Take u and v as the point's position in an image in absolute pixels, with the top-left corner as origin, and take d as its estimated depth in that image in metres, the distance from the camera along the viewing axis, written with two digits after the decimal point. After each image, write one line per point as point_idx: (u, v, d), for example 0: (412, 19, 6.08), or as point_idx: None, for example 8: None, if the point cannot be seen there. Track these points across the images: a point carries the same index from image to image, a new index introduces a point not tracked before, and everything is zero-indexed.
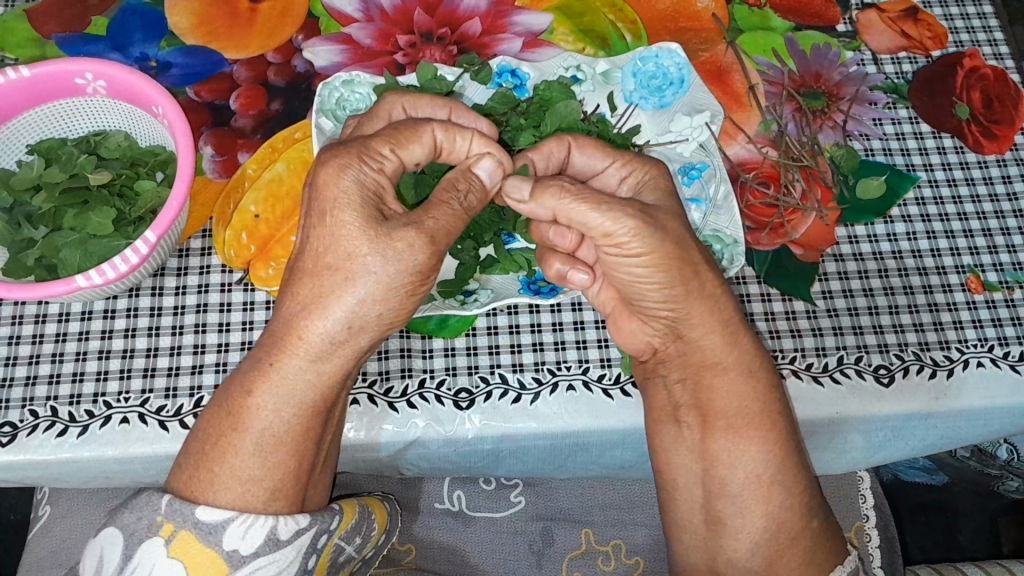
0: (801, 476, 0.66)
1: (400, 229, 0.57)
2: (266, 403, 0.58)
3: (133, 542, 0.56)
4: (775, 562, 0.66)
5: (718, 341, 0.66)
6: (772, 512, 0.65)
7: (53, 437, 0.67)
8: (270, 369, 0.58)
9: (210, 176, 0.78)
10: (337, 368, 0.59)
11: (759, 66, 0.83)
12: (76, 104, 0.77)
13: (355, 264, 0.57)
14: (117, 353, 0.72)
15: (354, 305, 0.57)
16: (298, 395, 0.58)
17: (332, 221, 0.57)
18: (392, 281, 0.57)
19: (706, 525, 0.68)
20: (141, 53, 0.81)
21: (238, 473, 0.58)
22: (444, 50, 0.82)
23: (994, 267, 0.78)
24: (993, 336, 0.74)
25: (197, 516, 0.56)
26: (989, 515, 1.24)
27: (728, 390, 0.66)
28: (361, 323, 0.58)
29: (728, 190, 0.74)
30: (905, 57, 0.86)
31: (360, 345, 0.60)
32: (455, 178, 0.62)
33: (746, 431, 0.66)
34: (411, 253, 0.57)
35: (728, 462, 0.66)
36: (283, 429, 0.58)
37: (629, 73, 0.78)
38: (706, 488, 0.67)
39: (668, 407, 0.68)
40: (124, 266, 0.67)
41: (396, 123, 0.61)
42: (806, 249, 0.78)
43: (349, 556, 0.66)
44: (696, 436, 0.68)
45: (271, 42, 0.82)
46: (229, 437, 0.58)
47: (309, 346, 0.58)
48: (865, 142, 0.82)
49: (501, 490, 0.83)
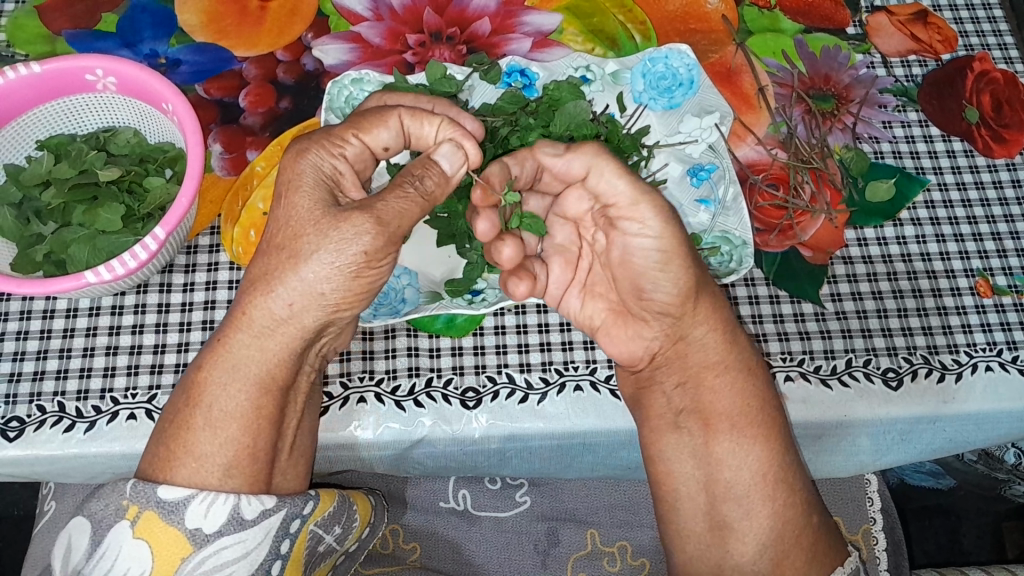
0: (801, 479, 0.66)
1: (347, 213, 0.57)
2: (214, 378, 0.59)
3: (102, 527, 0.56)
4: (781, 563, 0.65)
5: (717, 340, 0.67)
6: (777, 511, 0.65)
7: (60, 433, 0.67)
8: (218, 346, 0.59)
9: (219, 174, 0.78)
10: (282, 346, 0.59)
11: (769, 67, 0.83)
12: (86, 101, 0.77)
13: (300, 244, 0.57)
14: (125, 350, 0.72)
15: (298, 283, 0.58)
16: (243, 369, 0.59)
17: (287, 202, 0.59)
18: (335, 261, 0.57)
19: (710, 531, 0.67)
20: (151, 50, 0.81)
21: (193, 449, 0.58)
22: (454, 49, 0.82)
23: (1004, 271, 0.77)
24: (1002, 340, 0.74)
25: (160, 496, 0.56)
26: (993, 520, 1.24)
27: (732, 390, 0.67)
28: (303, 303, 0.58)
29: (736, 191, 0.75)
30: (915, 60, 0.86)
31: (305, 325, 0.59)
32: (411, 165, 0.61)
33: (747, 430, 0.66)
34: (356, 237, 0.57)
35: (731, 464, 0.66)
36: (233, 405, 0.59)
37: (639, 73, 0.78)
38: (710, 496, 0.67)
39: (667, 414, 0.68)
40: (134, 262, 0.67)
41: (366, 109, 0.63)
42: (814, 251, 0.77)
43: (329, 545, 0.65)
44: (698, 440, 0.67)
45: (282, 41, 0.82)
46: (185, 412, 0.59)
47: (252, 322, 0.59)
48: (874, 145, 0.82)
49: (507, 489, 0.83)
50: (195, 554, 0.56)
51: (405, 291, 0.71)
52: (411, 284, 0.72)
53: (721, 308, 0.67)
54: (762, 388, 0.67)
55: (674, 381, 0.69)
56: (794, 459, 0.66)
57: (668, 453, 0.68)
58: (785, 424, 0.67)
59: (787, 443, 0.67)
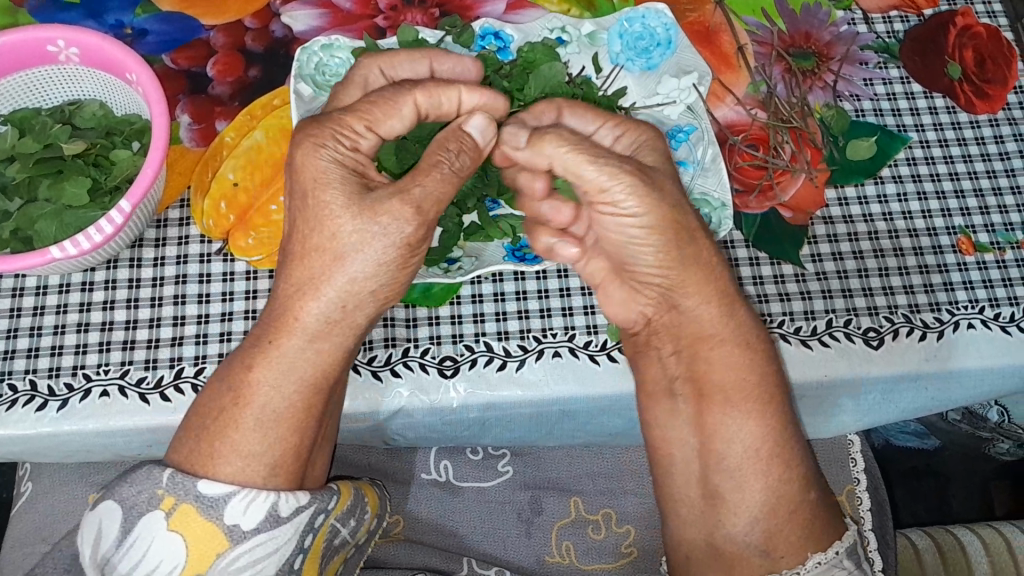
0: (798, 449, 0.64)
1: (384, 203, 0.57)
2: (266, 379, 0.58)
3: (133, 514, 0.55)
4: (772, 537, 0.63)
5: (710, 313, 0.65)
6: (772, 485, 0.63)
7: (32, 411, 0.66)
8: (269, 348, 0.58)
9: (187, 145, 0.76)
10: (335, 348, 0.59)
11: (748, 26, 0.81)
12: (50, 73, 0.75)
13: (341, 245, 0.58)
14: (96, 326, 0.70)
15: (346, 281, 0.58)
16: (297, 371, 0.58)
17: (317, 202, 0.58)
18: (384, 256, 0.58)
19: (703, 499, 0.65)
20: (116, 20, 0.79)
21: (239, 447, 0.57)
22: (427, 13, 0.80)
23: (986, 228, 0.77)
24: (984, 298, 0.73)
25: (199, 489, 0.55)
26: (981, 479, 1.22)
27: (727, 362, 0.65)
28: (355, 302, 0.59)
29: (716, 152, 0.73)
30: (897, 16, 0.84)
31: (357, 324, 0.60)
32: (445, 138, 0.61)
33: (741, 404, 0.64)
34: (399, 227, 0.57)
35: (725, 436, 0.64)
36: (283, 405, 0.58)
37: (616, 34, 0.76)
38: (703, 460, 0.65)
39: (662, 382, 0.68)
40: (99, 236, 0.66)
41: (373, 94, 0.61)
42: (795, 212, 0.76)
43: (343, 540, 0.62)
44: (691, 408, 0.66)
45: (249, 8, 0.80)
46: (231, 411, 0.58)
47: (306, 327, 0.58)
48: (855, 103, 0.80)
49: (489, 459, 0.82)
50: (230, 551, 0.55)
51: None
52: None
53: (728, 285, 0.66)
54: (768, 371, 0.65)
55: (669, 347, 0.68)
56: (795, 440, 0.64)
57: (660, 416, 0.68)
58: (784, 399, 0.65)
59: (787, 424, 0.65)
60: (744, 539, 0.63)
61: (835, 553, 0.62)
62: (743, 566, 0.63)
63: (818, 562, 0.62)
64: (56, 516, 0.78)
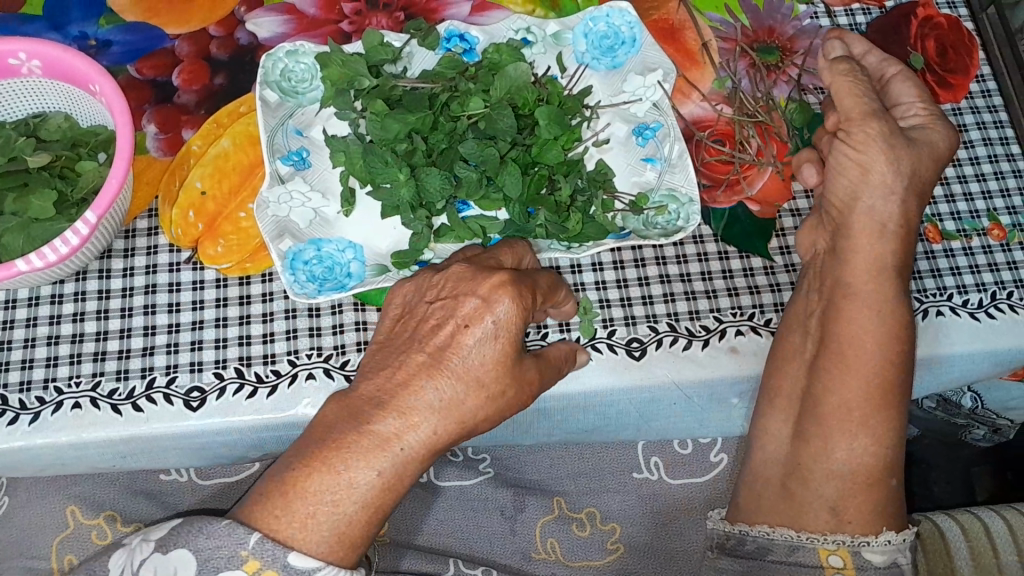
0: (896, 416, 0.66)
1: (527, 368, 0.61)
2: (377, 470, 0.56)
3: (208, 568, 0.52)
4: (845, 499, 0.65)
5: (866, 264, 0.67)
6: (855, 441, 0.65)
7: (4, 426, 0.66)
8: (388, 440, 0.56)
9: (154, 155, 0.76)
10: (433, 454, 0.59)
11: (711, 23, 0.82)
12: (13, 86, 0.74)
13: (484, 385, 0.58)
14: (66, 338, 0.70)
15: (473, 410, 0.59)
16: (404, 469, 0.57)
17: (485, 344, 0.59)
18: (507, 402, 0.60)
19: (792, 439, 0.68)
20: (80, 32, 0.79)
21: (331, 523, 0.55)
22: (392, 16, 0.81)
23: (952, 216, 0.77)
24: (952, 285, 0.74)
25: (289, 559, 0.53)
26: (962, 465, 1.18)
27: (860, 323, 0.66)
28: (468, 425, 0.59)
29: (682, 149, 0.75)
30: (859, 9, 0.84)
31: (459, 440, 0.60)
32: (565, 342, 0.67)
33: (851, 364, 0.66)
34: (525, 387, 0.61)
35: (831, 388, 0.66)
36: (380, 495, 0.56)
37: (581, 33, 0.77)
38: (802, 404, 0.68)
39: (801, 317, 0.70)
40: (65, 248, 0.66)
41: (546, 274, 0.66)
42: (762, 206, 0.77)
43: None
44: (809, 351, 0.69)
45: (213, 15, 0.80)
46: (332, 489, 0.55)
47: (425, 430, 0.57)
48: (820, 96, 0.81)
49: (471, 461, 0.83)
50: None
51: (351, 266, 0.71)
52: (357, 259, 0.72)
53: (881, 255, 0.67)
54: (891, 348, 0.65)
55: (815, 284, 0.70)
56: (897, 413, 0.66)
57: (783, 352, 0.70)
58: (902, 375, 0.66)
59: (896, 398, 0.66)
60: (818, 493, 0.66)
61: (903, 539, 0.65)
62: (813, 522, 0.66)
63: (888, 540, 0.65)
64: (33, 529, 0.77)
